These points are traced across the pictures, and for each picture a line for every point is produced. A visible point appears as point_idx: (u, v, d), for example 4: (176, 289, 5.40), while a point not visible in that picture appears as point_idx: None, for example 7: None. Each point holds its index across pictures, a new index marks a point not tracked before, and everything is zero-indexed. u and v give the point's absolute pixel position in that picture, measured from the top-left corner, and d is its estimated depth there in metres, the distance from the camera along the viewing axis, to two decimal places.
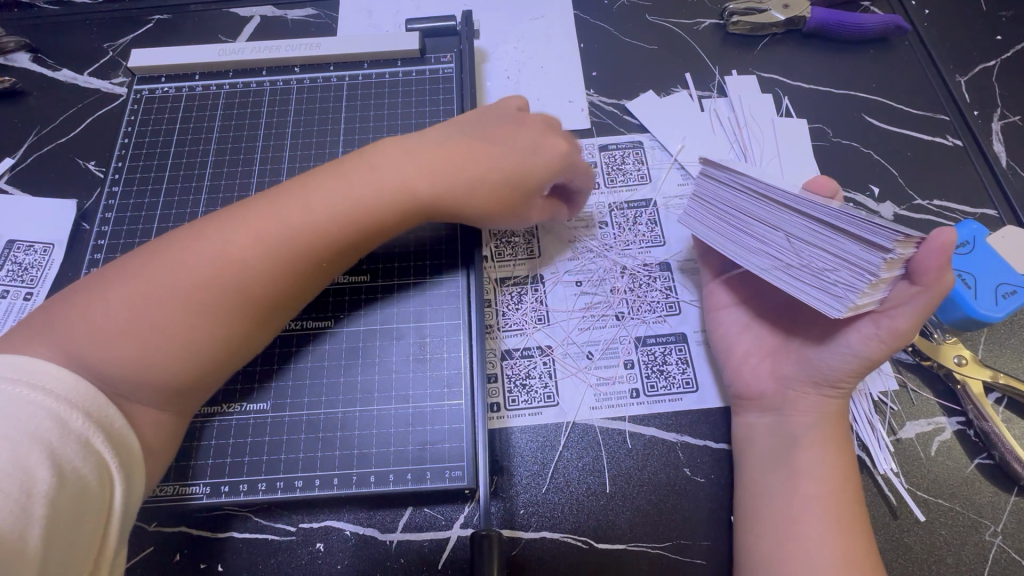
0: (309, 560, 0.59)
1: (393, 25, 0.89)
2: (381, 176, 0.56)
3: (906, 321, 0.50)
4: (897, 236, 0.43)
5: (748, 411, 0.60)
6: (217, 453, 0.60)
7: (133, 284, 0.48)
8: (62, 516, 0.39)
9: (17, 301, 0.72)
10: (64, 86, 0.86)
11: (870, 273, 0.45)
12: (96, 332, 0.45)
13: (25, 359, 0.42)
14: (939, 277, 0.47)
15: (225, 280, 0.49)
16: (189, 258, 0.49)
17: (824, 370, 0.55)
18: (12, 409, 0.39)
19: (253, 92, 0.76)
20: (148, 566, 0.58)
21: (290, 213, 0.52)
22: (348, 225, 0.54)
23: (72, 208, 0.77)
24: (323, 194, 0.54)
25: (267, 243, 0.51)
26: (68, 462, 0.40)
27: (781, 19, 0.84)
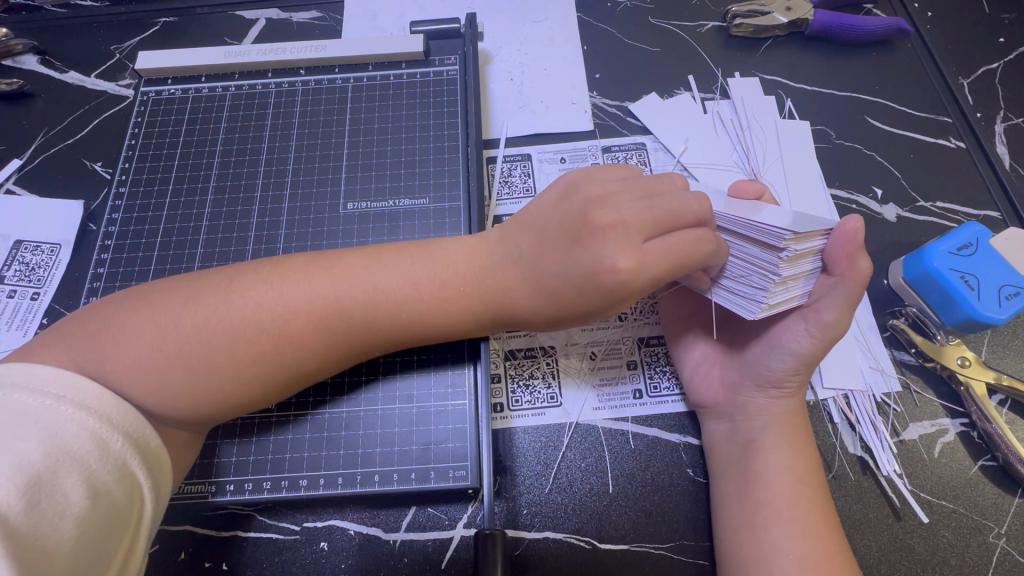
0: (313, 559, 0.59)
1: (397, 27, 0.89)
2: (449, 261, 0.55)
3: (832, 314, 0.54)
4: (786, 235, 0.45)
5: (715, 417, 0.61)
6: (222, 452, 0.60)
7: (181, 325, 0.48)
8: (92, 537, 0.39)
9: (23, 300, 0.72)
10: (70, 88, 0.87)
11: (772, 272, 0.47)
12: (138, 362, 0.47)
13: (73, 375, 0.43)
14: (852, 265, 0.51)
15: (265, 351, 0.49)
16: (230, 320, 0.49)
17: (765, 370, 0.58)
18: (55, 426, 0.40)
19: (259, 93, 0.77)
20: (152, 564, 0.59)
21: (350, 298, 0.52)
22: (402, 317, 0.53)
23: (79, 210, 0.78)
24: (387, 280, 0.53)
25: (320, 326, 0.51)
26: (101, 483, 0.40)
27: (784, 21, 0.83)
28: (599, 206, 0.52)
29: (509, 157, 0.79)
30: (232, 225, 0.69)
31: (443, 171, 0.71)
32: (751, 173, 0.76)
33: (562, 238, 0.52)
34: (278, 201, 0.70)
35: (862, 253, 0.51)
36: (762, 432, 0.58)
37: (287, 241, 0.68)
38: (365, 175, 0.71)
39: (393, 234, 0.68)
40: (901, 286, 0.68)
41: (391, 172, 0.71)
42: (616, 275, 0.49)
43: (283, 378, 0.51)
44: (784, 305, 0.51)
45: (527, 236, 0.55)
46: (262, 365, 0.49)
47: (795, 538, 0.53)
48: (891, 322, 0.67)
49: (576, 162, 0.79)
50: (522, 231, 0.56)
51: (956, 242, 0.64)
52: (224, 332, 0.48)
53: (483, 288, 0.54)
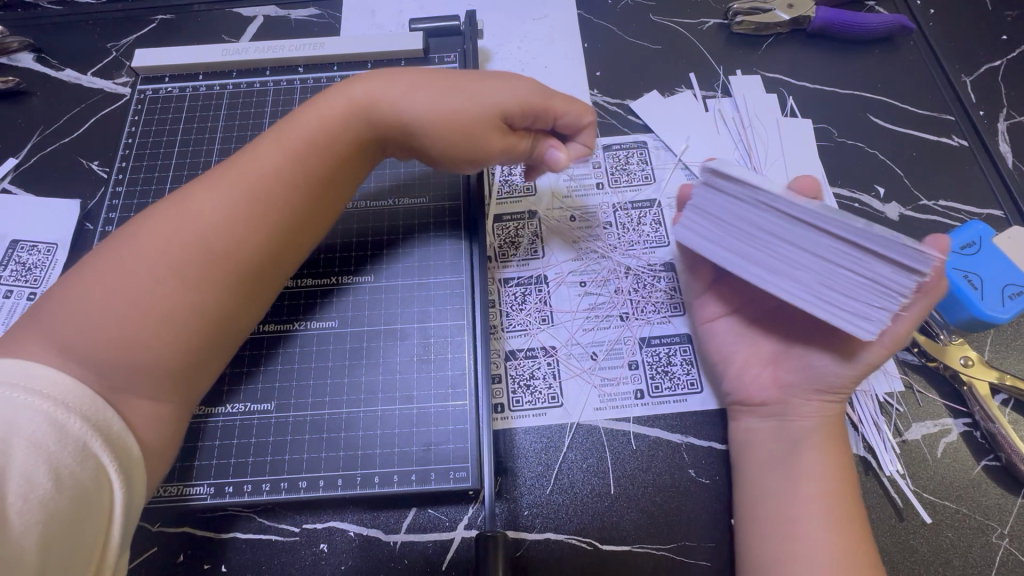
0: (313, 561, 0.59)
1: (396, 24, 0.89)
2: (324, 131, 0.56)
3: (904, 327, 0.51)
4: (935, 261, 0.40)
5: (756, 414, 0.60)
6: (221, 454, 0.60)
7: (111, 275, 0.47)
8: (58, 519, 0.39)
9: (20, 301, 0.72)
10: (66, 86, 0.86)
11: (902, 295, 0.43)
12: (85, 330, 0.45)
13: (25, 362, 0.42)
14: (937, 278, 0.48)
15: (189, 239, 0.49)
16: (148, 234, 0.49)
17: (829, 376, 0.56)
18: (9, 414, 0.39)
19: (257, 91, 0.76)
20: (151, 568, 0.58)
21: (240, 165, 0.54)
22: (299, 172, 0.54)
23: (75, 208, 0.77)
24: (269, 152, 0.54)
25: (230, 205, 0.51)
26: (64, 467, 0.40)
27: (785, 19, 0.83)
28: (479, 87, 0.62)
29: None
30: None
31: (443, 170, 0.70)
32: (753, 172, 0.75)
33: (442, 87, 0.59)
34: None
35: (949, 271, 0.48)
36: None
37: None
38: None
39: (392, 235, 0.68)
40: None
41: (391, 171, 0.71)
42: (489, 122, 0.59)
43: (221, 268, 0.50)
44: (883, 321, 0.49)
45: (380, 95, 0.58)
46: (193, 258, 0.49)
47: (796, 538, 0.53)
48: None
49: None
50: (366, 90, 0.58)
51: (958, 242, 0.64)
52: (147, 255, 0.48)
53: (366, 122, 0.57)
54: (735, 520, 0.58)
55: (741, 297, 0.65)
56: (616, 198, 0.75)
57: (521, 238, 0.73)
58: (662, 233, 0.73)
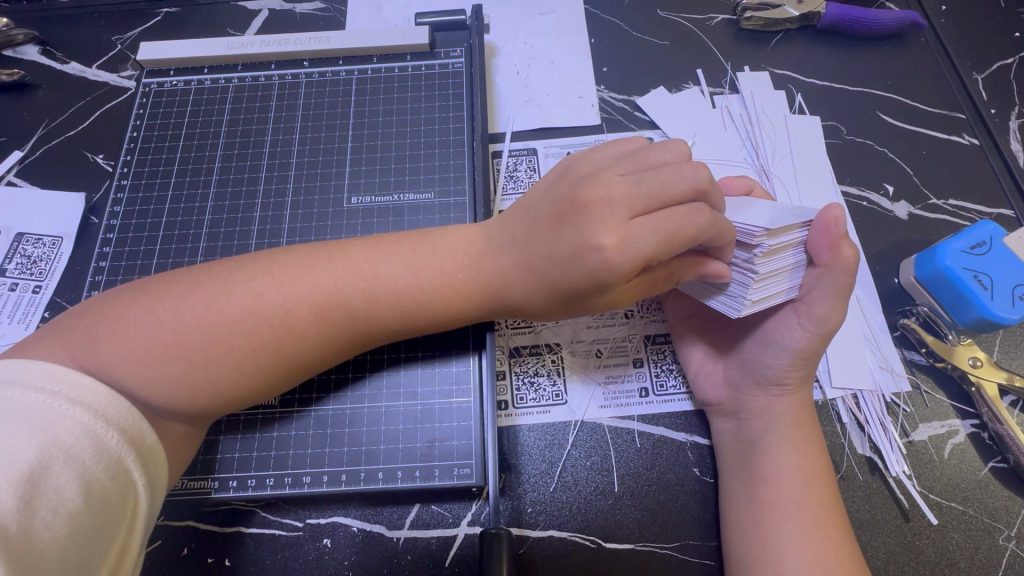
0: (316, 555, 0.59)
1: (401, 19, 0.88)
2: (450, 247, 0.55)
3: (823, 307, 0.54)
4: (757, 231, 0.48)
5: (721, 415, 0.61)
6: (225, 448, 0.59)
7: (181, 317, 0.48)
8: (91, 532, 0.40)
9: (25, 293, 0.72)
10: (72, 78, 0.87)
11: (751, 270, 0.50)
12: (129, 358, 0.46)
13: (67, 370, 0.43)
14: (835, 253, 0.51)
15: (260, 344, 0.49)
16: (215, 311, 0.49)
17: (764, 369, 0.58)
18: (48, 422, 0.40)
19: (263, 85, 0.76)
20: (155, 560, 0.59)
21: (350, 286, 0.52)
22: (407, 299, 0.53)
23: (81, 202, 0.77)
24: (386, 270, 0.53)
25: (322, 320, 0.51)
26: (96, 480, 0.40)
27: (794, 15, 0.82)
28: (586, 184, 0.51)
29: (515, 151, 0.78)
30: (235, 219, 0.68)
31: (449, 165, 0.70)
32: (761, 170, 0.75)
33: (548, 219, 0.52)
34: (281, 196, 0.69)
35: (845, 241, 0.51)
36: (768, 432, 0.57)
37: (290, 236, 0.67)
38: (369, 170, 0.70)
39: (397, 225, 0.67)
40: (912, 285, 0.67)
41: (396, 167, 0.70)
42: (600, 253, 0.48)
43: (285, 367, 0.50)
44: (767, 302, 0.53)
45: (516, 222, 0.54)
46: (263, 358, 0.49)
47: (805, 537, 0.52)
48: (902, 321, 0.66)
49: None
50: (519, 219, 0.55)
51: (967, 241, 0.63)
52: (220, 319, 0.48)
53: (487, 292, 0.54)
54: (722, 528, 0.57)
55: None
56: None
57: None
58: None
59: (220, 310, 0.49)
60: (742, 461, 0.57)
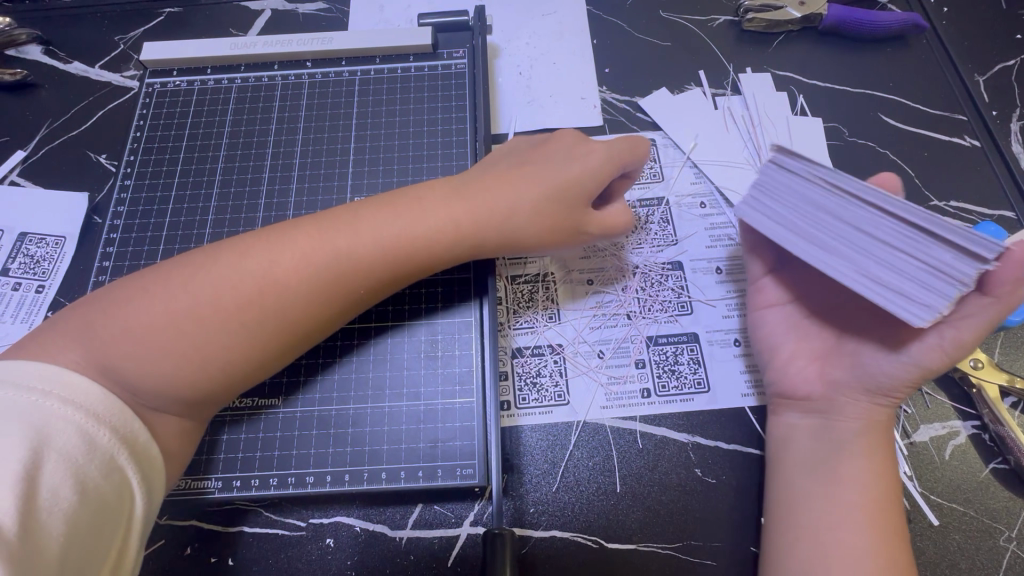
0: (320, 555, 0.59)
1: (403, 19, 0.89)
2: (416, 201, 0.58)
3: (971, 334, 0.47)
4: (1005, 249, 0.38)
5: (800, 410, 0.58)
6: (229, 448, 0.60)
7: (170, 293, 0.49)
8: (86, 529, 0.40)
9: (29, 294, 0.72)
10: (75, 78, 0.87)
11: (961, 284, 0.42)
12: (122, 337, 0.47)
13: (61, 369, 0.44)
14: (1014, 291, 0.45)
15: (250, 295, 0.50)
16: (201, 275, 0.50)
17: (880, 378, 0.52)
18: (41, 421, 0.40)
19: (265, 86, 0.76)
20: (159, 560, 0.59)
21: (335, 237, 0.54)
22: (386, 246, 0.55)
23: (83, 201, 0.77)
24: (365, 223, 0.55)
25: (308, 267, 0.52)
26: (91, 480, 0.41)
27: (796, 16, 0.83)
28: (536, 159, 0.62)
29: None
30: (237, 220, 0.69)
31: (451, 166, 0.70)
32: None
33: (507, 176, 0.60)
34: (285, 195, 0.70)
35: None
36: (853, 436, 0.54)
37: None
38: (371, 170, 0.71)
39: None
40: None
41: (398, 167, 0.70)
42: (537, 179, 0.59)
43: (275, 323, 0.51)
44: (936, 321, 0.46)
45: (487, 180, 0.60)
46: (253, 309, 0.50)
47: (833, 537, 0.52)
48: None
49: None
50: (483, 177, 0.61)
51: None
52: (209, 286, 0.49)
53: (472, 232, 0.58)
54: (763, 519, 0.57)
55: (785, 292, 0.62)
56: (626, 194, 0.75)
57: (536, 298, 0.69)
58: (667, 232, 0.72)
59: (206, 270, 0.50)
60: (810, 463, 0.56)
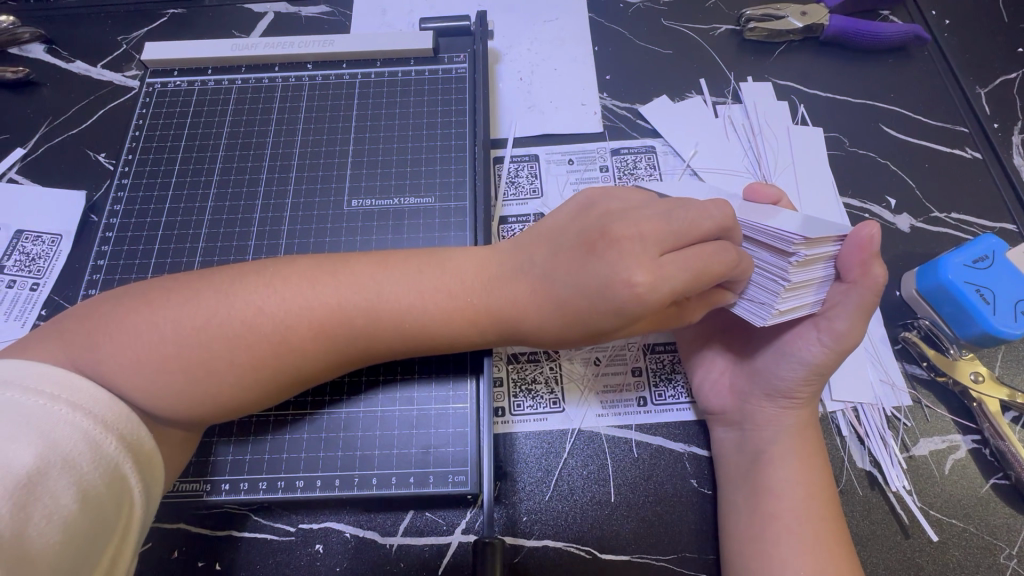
0: (308, 561, 0.58)
1: (406, 23, 0.89)
2: (459, 271, 0.54)
3: (844, 323, 0.53)
4: (796, 240, 0.46)
5: (723, 424, 0.60)
6: (219, 451, 0.59)
7: (181, 327, 0.47)
8: (86, 540, 0.39)
9: (23, 291, 0.72)
10: (77, 77, 0.87)
11: (783, 278, 0.49)
12: (130, 367, 0.46)
13: (69, 375, 0.43)
14: (865, 272, 0.51)
15: (263, 356, 0.48)
16: (213, 320, 0.48)
17: (776, 381, 0.57)
18: (46, 425, 0.40)
19: (265, 87, 0.75)
20: (146, 563, 0.58)
21: (356, 302, 0.51)
22: (410, 327, 0.52)
23: (81, 200, 0.77)
24: (390, 283, 0.52)
25: (322, 334, 0.50)
26: (92, 487, 0.40)
27: (798, 26, 0.83)
28: (617, 218, 0.51)
29: (516, 157, 0.78)
30: (234, 221, 0.68)
31: (450, 170, 0.69)
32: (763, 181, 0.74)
33: (573, 248, 0.52)
34: (282, 197, 0.69)
35: (875, 260, 0.51)
36: (771, 444, 0.57)
37: (290, 238, 0.67)
38: (370, 172, 0.70)
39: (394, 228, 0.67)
40: (914, 298, 0.66)
41: (396, 170, 0.70)
42: (632, 289, 0.47)
43: (284, 384, 0.50)
44: (793, 313, 0.52)
45: (539, 247, 0.54)
46: (264, 371, 0.49)
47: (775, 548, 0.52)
48: (902, 334, 0.66)
49: (584, 164, 0.78)
50: (535, 243, 0.54)
51: (970, 255, 0.62)
52: (216, 335, 0.48)
53: (499, 319, 0.52)
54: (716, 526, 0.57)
55: None
56: None
57: None
58: None
59: (217, 319, 0.48)
60: (744, 472, 0.57)
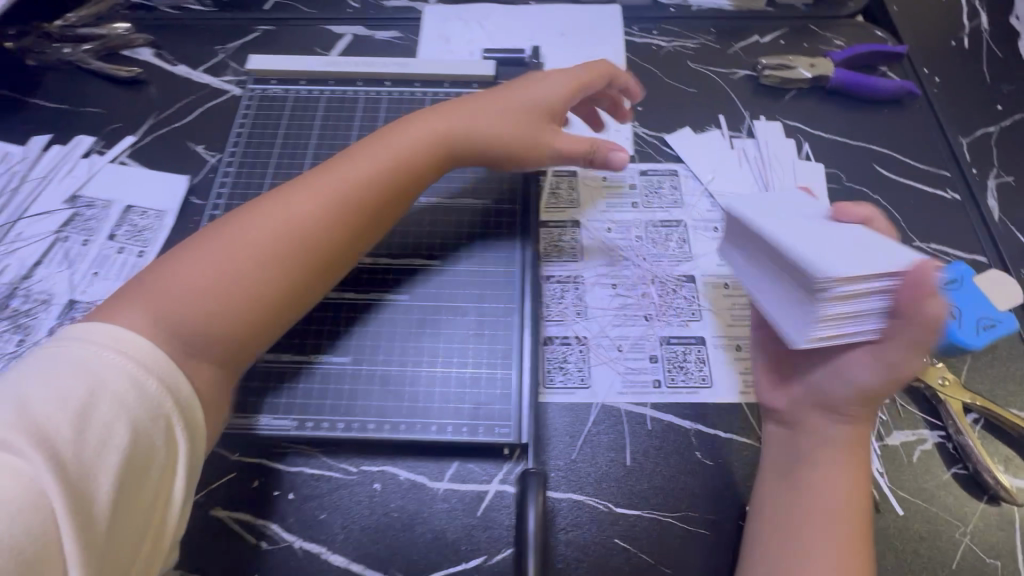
0: (368, 496, 0.69)
1: (466, 51, 1.03)
2: (389, 148, 0.73)
3: (898, 354, 0.59)
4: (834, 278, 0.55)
5: (773, 421, 0.69)
6: (303, 395, 0.72)
7: (203, 265, 0.61)
8: (131, 488, 0.49)
9: (131, 257, 0.84)
10: (180, 79, 1.01)
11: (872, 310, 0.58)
12: (179, 300, 0.59)
13: (126, 329, 0.54)
14: (920, 309, 0.56)
15: (289, 244, 0.65)
16: (242, 238, 0.63)
17: (825, 393, 0.64)
18: (104, 374, 0.51)
19: (350, 99, 0.88)
20: (234, 488, 0.69)
21: (323, 188, 0.68)
22: (404, 166, 0.72)
23: (183, 182, 0.90)
24: (360, 167, 0.71)
25: (330, 220, 0.67)
26: (139, 422, 0.50)
27: (807, 76, 0.96)
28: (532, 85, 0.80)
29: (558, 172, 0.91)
30: None
31: None
32: None
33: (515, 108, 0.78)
34: None
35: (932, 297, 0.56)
36: None
37: None
38: None
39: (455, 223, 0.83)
40: None
41: None
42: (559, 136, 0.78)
43: (301, 266, 0.65)
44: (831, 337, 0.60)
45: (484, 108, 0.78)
46: (288, 249, 0.64)
47: (782, 544, 0.61)
48: None
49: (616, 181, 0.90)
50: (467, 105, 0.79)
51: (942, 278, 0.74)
52: (230, 252, 0.62)
53: (444, 140, 0.76)
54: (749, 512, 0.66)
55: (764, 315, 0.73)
56: (648, 216, 0.87)
57: (567, 296, 0.80)
58: (685, 250, 0.84)
59: (256, 218, 0.65)
60: (783, 467, 0.66)
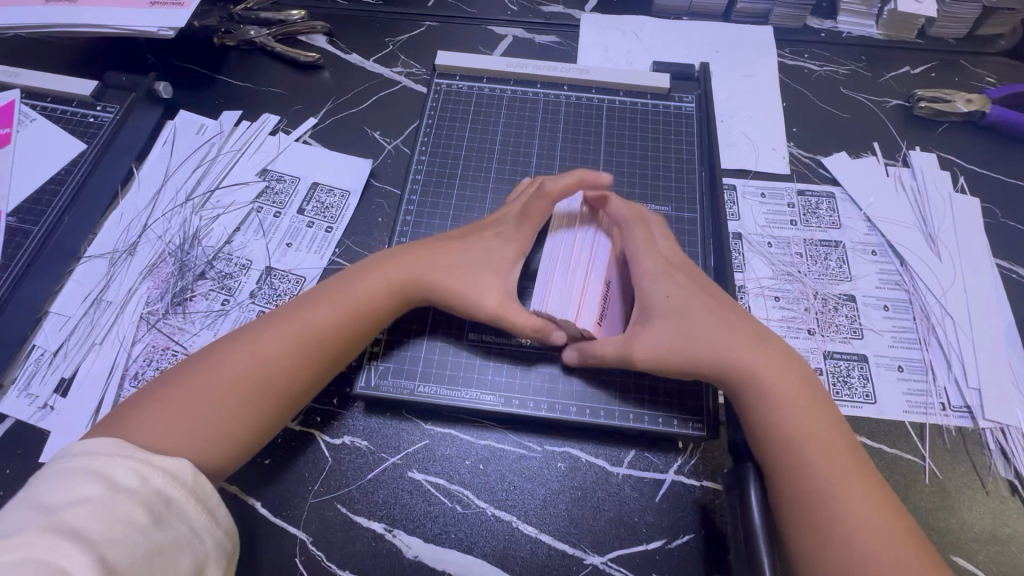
0: (552, 473, 0.74)
1: (624, 61, 1.07)
2: (420, 251, 0.75)
3: None
4: None
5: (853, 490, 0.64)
6: (495, 372, 0.78)
7: (165, 389, 0.62)
8: (158, 532, 0.51)
9: (320, 231, 0.90)
10: (353, 67, 1.07)
11: None
12: (140, 422, 0.59)
13: (124, 445, 0.55)
14: None
15: (236, 335, 0.67)
16: (217, 356, 0.65)
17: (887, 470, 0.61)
18: (109, 469, 0.53)
19: (530, 99, 0.94)
20: (427, 453, 0.75)
21: (328, 286, 0.72)
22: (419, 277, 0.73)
23: (365, 165, 0.96)
24: (369, 268, 0.74)
25: (337, 301, 0.70)
26: (137, 491, 0.52)
27: (962, 110, 0.98)
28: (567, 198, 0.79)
29: None
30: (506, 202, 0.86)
31: (680, 187, 0.87)
32: (929, 235, 0.89)
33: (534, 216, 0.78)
34: None
35: None
36: None
37: None
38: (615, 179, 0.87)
39: None
40: None
41: (635, 180, 0.87)
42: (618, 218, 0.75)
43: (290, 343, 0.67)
44: None
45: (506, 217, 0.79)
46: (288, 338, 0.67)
47: None
48: None
49: (774, 198, 0.94)
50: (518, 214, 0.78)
51: None
52: (207, 369, 0.64)
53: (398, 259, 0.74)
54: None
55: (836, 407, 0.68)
56: (808, 234, 0.90)
57: None
58: (844, 270, 0.87)
59: (235, 336, 0.67)
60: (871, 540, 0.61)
